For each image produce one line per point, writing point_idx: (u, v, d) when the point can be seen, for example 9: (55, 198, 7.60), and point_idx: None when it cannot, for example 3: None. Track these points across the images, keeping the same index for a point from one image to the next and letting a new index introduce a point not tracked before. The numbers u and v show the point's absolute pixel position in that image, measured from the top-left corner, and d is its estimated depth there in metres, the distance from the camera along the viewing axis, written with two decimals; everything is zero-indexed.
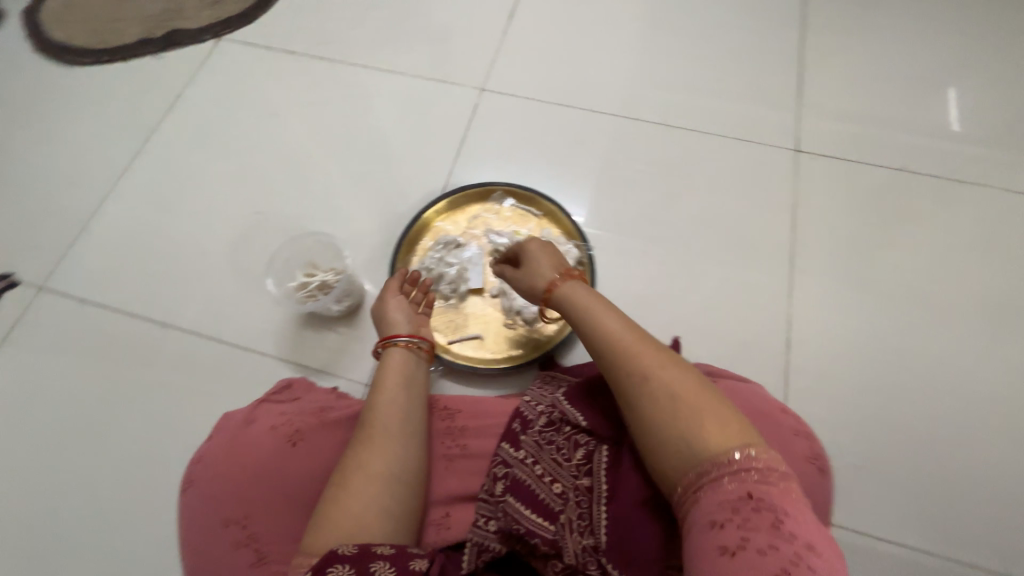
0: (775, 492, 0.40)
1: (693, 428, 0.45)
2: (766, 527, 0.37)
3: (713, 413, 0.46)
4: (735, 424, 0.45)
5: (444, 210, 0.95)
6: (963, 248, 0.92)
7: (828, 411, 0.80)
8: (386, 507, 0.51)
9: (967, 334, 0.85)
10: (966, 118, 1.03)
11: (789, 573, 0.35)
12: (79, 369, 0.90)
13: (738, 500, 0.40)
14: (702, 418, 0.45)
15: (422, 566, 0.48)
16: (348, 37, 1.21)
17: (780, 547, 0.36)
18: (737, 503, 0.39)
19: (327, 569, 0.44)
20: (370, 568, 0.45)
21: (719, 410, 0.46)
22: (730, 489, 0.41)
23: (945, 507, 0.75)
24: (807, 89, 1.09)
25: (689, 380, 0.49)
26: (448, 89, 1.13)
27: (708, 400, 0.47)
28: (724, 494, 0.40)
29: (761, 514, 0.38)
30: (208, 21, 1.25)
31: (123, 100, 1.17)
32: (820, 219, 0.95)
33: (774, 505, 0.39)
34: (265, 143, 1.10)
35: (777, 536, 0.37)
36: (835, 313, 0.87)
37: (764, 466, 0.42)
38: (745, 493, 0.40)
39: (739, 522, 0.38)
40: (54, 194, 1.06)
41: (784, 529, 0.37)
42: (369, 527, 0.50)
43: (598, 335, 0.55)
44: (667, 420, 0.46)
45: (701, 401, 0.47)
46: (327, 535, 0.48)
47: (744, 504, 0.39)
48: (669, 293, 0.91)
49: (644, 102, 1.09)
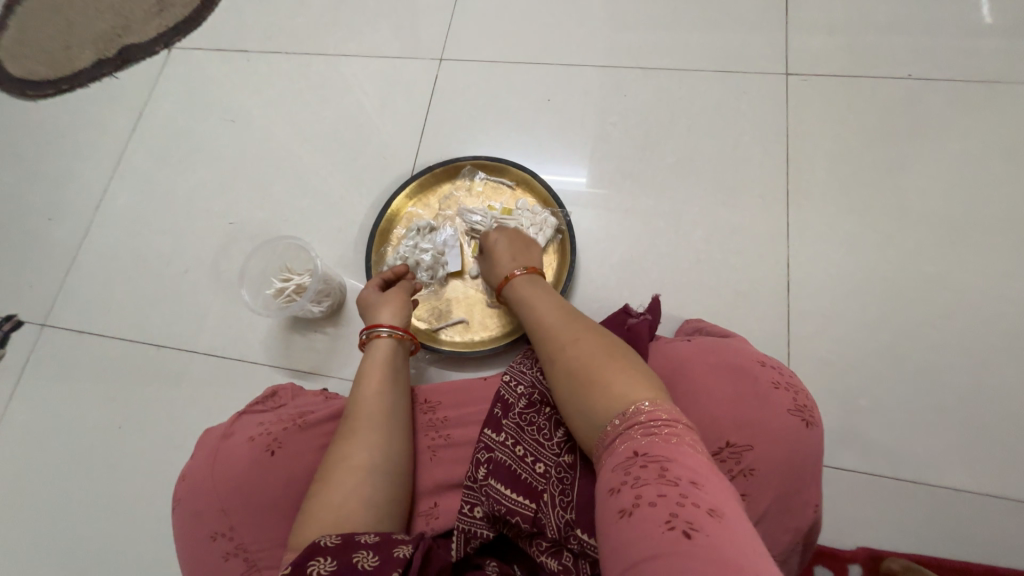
0: (660, 442, 0.39)
1: (590, 395, 0.46)
2: (653, 479, 0.37)
3: (611, 376, 0.47)
4: (630, 380, 0.46)
5: (414, 194, 0.91)
6: (981, 157, 0.83)
7: (840, 354, 0.75)
8: (366, 497, 0.52)
9: (992, 251, 0.77)
10: (978, 10, 0.92)
11: (673, 519, 0.34)
12: (76, 399, 0.91)
13: (627, 461, 0.39)
14: (599, 384, 0.46)
15: (405, 553, 0.46)
16: (298, 26, 1.16)
17: (666, 494, 0.36)
18: (626, 466, 0.39)
19: (309, 562, 0.43)
20: (353, 558, 0.44)
21: (618, 371, 0.47)
22: (622, 452, 0.41)
23: (983, 439, 0.69)
24: (794, 3, 0.98)
25: (591, 349, 0.50)
26: (405, 65, 1.07)
27: (607, 364, 0.48)
28: (618, 458, 0.40)
29: (647, 469, 0.38)
30: (156, 32, 1.22)
31: (89, 126, 1.16)
32: (818, 148, 0.87)
33: (659, 455, 0.39)
34: (230, 151, 1.08)
35: (664, 483, 0.37)
36: (841, 248, 0.80)
37: (652, 417, 0.41)
38: (634, 452, 0.40)
39: (631, 482, 0.38)
40: (37, 230, 1.08)
41: (668, 475, 0.37)
42: (351, 519, 0.50)
43: (538, 321, 0.59)
44: (575, 392, 0.48)
45: (600, 367, 0.47)
46: (311, 528, 0.49)
47: (632, 464, 0.39)
48: (657, 250, 0.85)
49: (614, 46, 1.00)
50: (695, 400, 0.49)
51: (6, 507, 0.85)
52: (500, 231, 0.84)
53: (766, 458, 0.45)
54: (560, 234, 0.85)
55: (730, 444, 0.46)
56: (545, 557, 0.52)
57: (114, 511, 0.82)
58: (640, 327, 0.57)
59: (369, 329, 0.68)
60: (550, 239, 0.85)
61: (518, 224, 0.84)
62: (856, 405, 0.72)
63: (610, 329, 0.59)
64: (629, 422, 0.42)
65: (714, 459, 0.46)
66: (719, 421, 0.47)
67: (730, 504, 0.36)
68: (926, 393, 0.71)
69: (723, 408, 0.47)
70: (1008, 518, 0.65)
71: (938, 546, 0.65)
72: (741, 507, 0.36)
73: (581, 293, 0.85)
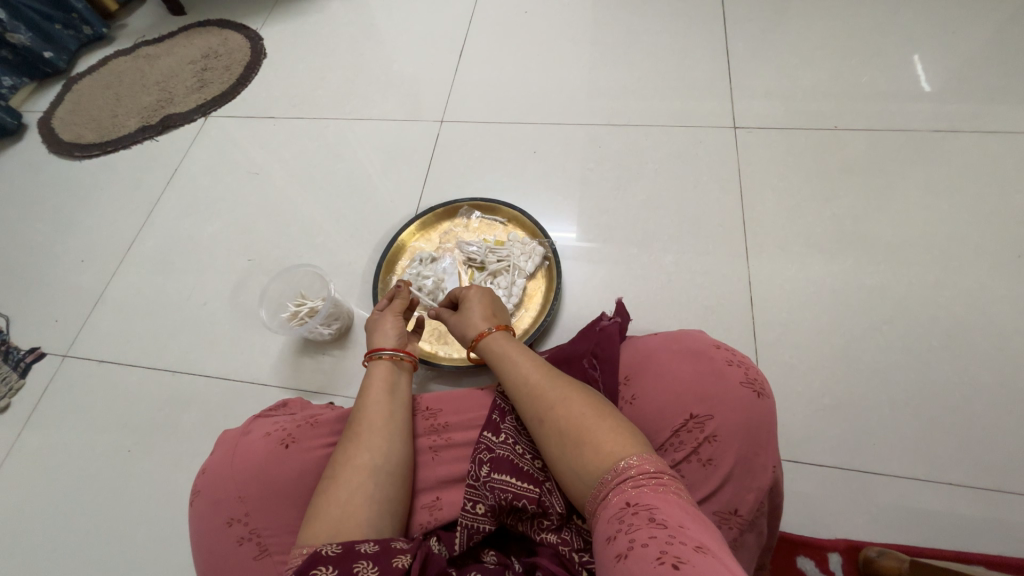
0: (649, 493, 0.41)
1: (581, 452, 0.48)
2: (643, 522, 0.39)
3: (600, 430, 0.48)
4: (616, 433, 0.47)
5: (418, 230, 1.02)
6: (901, 191, 0.98)
7: (795, 360, 0.85)
8: (372, 499, 0.54)
9: (916, 268, 0.90)
10: (885, 77, 1.12)
11: (664, 554, 0.35)
12: (97, 422, 0.96)
13: (621, 511, 0.41)
14: (587, 439, 0.48)
15: (405, 562, 0.49)
16: (320, 97, 1.36)
17: (657, 535, 0.37)
18: (621, 515, 0.41)
19: (312, 570, 0.46)
20: (354, 568, 0.47)
21: (606, 429, 0.48)
22: (615, 503, 0.42)
23: (924, 431, 0.78)
24: (736, 73, 1.18)
25: (574, 406, 0.51)
26: (411, 125, 1.25)
27: (594, 420, 0.49)
28: (612, 511, 0.42)
29: (638, 515, 0.39)
30: (196, 103, 1.41)
31: (127, 182, 1.30)
32: (765, 186, 1.02)
33: (649, 502, 0.40)
34: (253, 198, 1.21)
35: (653, 526, 0.38)
36: (790, 269, 0.93)
37: (640, 470, 0.43)
38: (626, 502, 0.41)
39: (625, 529, 0.39)
40: (71, 271, 1.18)
41: (657, 519, 0.38)
42: (356, 518, 0.53)
43: (510, 385, 0.57)
44: (563, 450, 0.49)
45: (590, 426, 0.49)
46: (320, 529, 0.51)
47: (627, 513, 0.40)
48: (633, 273, 0.97)
49: (590, 109, 1.18)
50: (663, 382, 0.56)
51: (20, 531, 0.88)
52: (494, 259, 0.95)
53: (728, 427, 0.51)
54: (548, 261, 0.95)
55: (694, 417, 0.52)
56: (546, 534, 0.56)
57: (129, 530, 0.85)
58: (611, 325, 0.64)
59: (374, 350, 0.70)
60: (538, 266, 0.95)
61: (510, 253, 0.95)
62: (821, 405, 0.81)
63: (585, 335, 0.65)
64: (620, 477, 0.44)
65: (682, 431, 0.53)
66: (683, 399, 0.54)
67: (724, 556, 0.35)
68: (871, 392, 0.81)
69: (689, 388, 0.54)
70: (966, 505, 0.73)
71: (908, 533, 0.71)
72: (735, 557, 0.36)
73: (567, 312, 0.95)
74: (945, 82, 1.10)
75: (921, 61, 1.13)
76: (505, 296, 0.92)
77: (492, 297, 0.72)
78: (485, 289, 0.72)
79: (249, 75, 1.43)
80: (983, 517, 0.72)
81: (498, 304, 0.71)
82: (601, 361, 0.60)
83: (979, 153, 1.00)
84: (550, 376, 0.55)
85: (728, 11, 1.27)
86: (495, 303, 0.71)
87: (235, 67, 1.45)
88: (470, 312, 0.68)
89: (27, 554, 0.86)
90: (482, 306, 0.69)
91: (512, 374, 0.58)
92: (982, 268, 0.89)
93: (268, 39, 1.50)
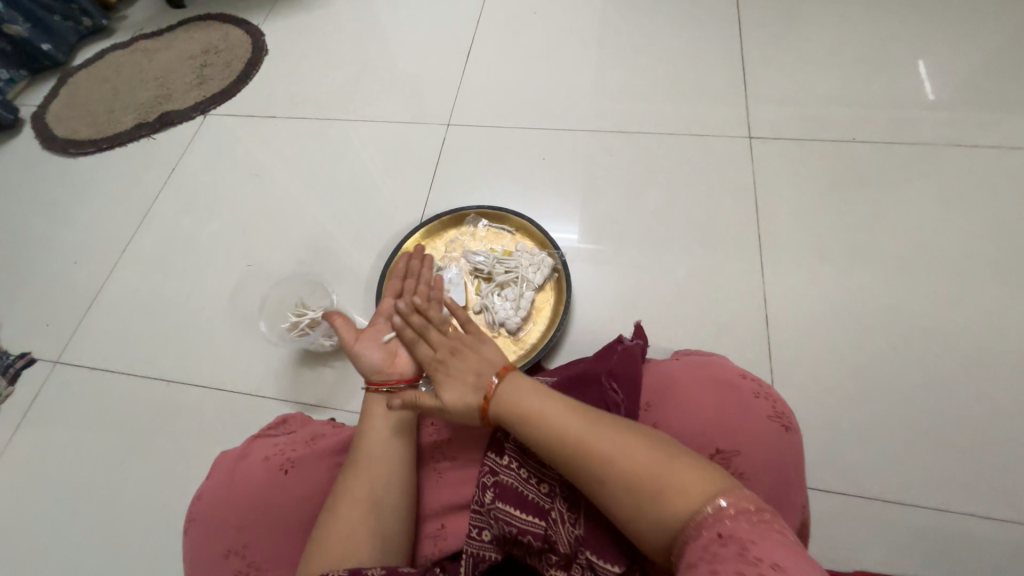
0: (748, 526, 0.39)
1: (657, 498, 0.44)
2: (731, 555, 0.37)
3: (674, 473, 0.45)
4: (692, 471, 0.45)
5: (423, 238, 0.99)
6: (920, 206, 0.96)
7: (812, 381, 0.82)
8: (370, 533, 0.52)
9: (936, 287, 0.88)
10: (904, 87, 1.09)
11: None
12: (88, 432, 0.93)
13: (710, 541, 0.39)
14: (662, 482, 0.44)
15: None
16: (322, 96, 1.32)
17: (746, 571, 0.35)
18: (708, 545, 0.39)
19: None
20: None
21: (680, 468, 0.45)
22: (705, 535, 0.40)
23: (944, 458, 0.75)
24: (751, 80, 1.15)
25: (633, 453, 0.47)
26: (415, 128, 1.21)
27: (665, 463, 0.46)
28: (699, 542, 0.40)
29: (728, 547, 0.37)
30: (195, 100, 1.37)
31: (122, 181, 1.26)
32: (780, 199, 0.99)
33: (744, 536, 0.38)
34: (252, 199, 1.18)
35: (744, 561, 0.36)
36: (806, 286, 0.90)
37: (738, 507, 0.41)
38: (718, 534, 0.39)
39: (708, 558, 0.38)
40: (63, 272, 1.14)
41: (750, 555, 0.36)
42: (355, 554, 0.50)
43: (549, 435, 0.51)
44: (635, 498, 0.45)
45: (660, 470, 0.45)
46: (319, 563, 0.50)
47: (715, 545, 0.38)
48: (643, 286, 0.94)
49: (600, 114, 1.15)
50: (688, 412, 0.53)
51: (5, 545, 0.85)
52: (501, 270, 0.92)
53: (754, 464, 0.49)
54: (557, 273, 0.92)
55: (721, 452, 0.50)
56: (553, 571, 0.52)
57: (118, 547, 0.82)
58: (633, 347, 0.62)
59: (372, 382, 0.63)
60: (547, 278, 0.92)
61: (518, 264, 0.92)
62: (838, 428, 0.78)
63: (603, 356, 0.62)
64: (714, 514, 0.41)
65: None
66: (709, 432, 0.51)
67: None
68: (889, 416, 0.79)
69: (714, 421, 0.52)
70: (987, 535, 0.71)
71: (928, 565, 0.69)
72: None
73: (576, 327, 0.92)
74: (967, 93, 1.07)
75: (943, 71, 1.10)
76: (513, 309, 0.89)
77: (481, 343, 0.61)
78: (471, 336, 0.61)
79: (250, 72, 1.40)
80: (1005, 549, 0.70)
81: (490, 349, 0.60)
82: (622, 383, 0.56)
83: (1000, 168, 0.97)
84: (605, 420, 0.50)
85: (744, 15, 1.24)
86: (486, 349, 0.60)
87: (235, 63, 1.41)
88: (464, 371, 0.58)
89: (11, 571, 0.83)
90: (475, 362, 0.59)
91: (548, 425, 0.51)
92: (1002, 288, 0.86)
93: (269, 35, 1.46)
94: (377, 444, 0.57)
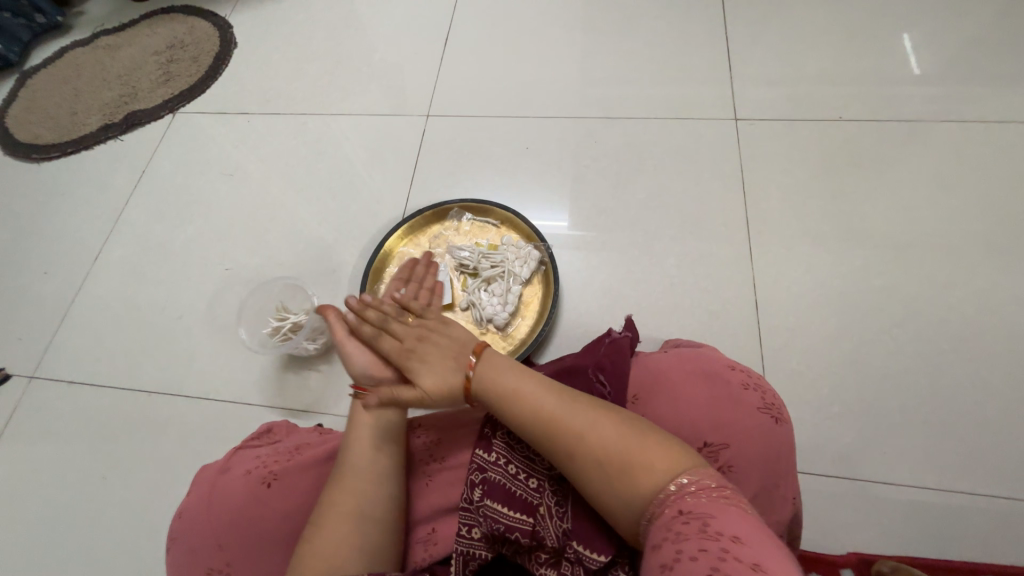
0: (707, 502, 0.38)
1: (620, 478, 0.43)
2: (692, 532, 0.36)
3: (639, 452, 0.44)
4: (657, 448, 0.44)
5: (406, 234, 0.96)
6: (908, 186, 0.95)
7: (802, 367, 0.82)
8: (356, 544, 0.50)
9: (926, 268, 0.87)
10: (891, 61, 1.07)
11: (718, 571, 0.32)
12: (71, 448, 0.90)
13: (672, 519, 0.38)
14: (627, 460, 0.43)
15: None
16: (297, 89, 1.27)
17: (708, 547, 0.34)
18: (669, 523, 0.38)
19: None
20: None
21: (642, 442, 0.44)
22: (667, 514, 0.39)
23: (936, 438, 0.76)
24: (736, 60, 1.12)
25: (597, 428, 0.46)
26: (395, 120, 1.17)
27: (632, 441, 0.44)
28: (661, 519, 0.39)
29: (689, 524, 0.37)
30: (163, 98, 1.31)
31: (90, 186, 1.21)
32: (768, 182, 0.98)
33: (704, 511, 0.37)
34: (228, 201, 1.13)
35: (704, 537, 0.35)
36: (797, 271, 0.89)
37: (700, 486, 0.40)
38: (678, 511, 0.38)
39: (672, 537, 0.37)
40: (36, 284, 1.10)
41: (711, 529, 0.35)
42: (342, 568, 0.48)
43: (515, 410, 0.50)
44: (599, 477, 0.44)
45: (626, 448, 0.44)
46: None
47: (676, 522, 0.38)
48: (632, 276, 0.93)
49: (585, 100, 1.12)
50: (679, 408, 0.52)
51: None
52: (487, 265, 0.90)
53: (743, 456, 0.49)
54: (544, 265, 0.90)
55: (709, 446, 0.49)
56: (544, 570, 0.48)
57: (109, 563, 0.81)
58: (621, 339, 0.60)
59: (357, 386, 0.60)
60: (534, 271, 0.90)
61: (504, 258, 0.90)
62: (831, 414, 0.79)
63: (591, 349, 0.61)
64: (675, 497, 0.40)
65: None
66: (698, 426, 0.50)
67: None
68: (880, 400, 0.79)
69: (703, 415, 0.51)
70: (978, 515, 0.71)
71: (920, 545, 0.70)
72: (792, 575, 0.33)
73: (566, 321, 0.90)
74: (954, 66, 1.05)
75: (929, 45, 1.08)
76: (500, 304, 0.87)
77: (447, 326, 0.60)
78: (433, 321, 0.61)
79: (220, 67, 1.34)
80: (994, 527, 0.71)
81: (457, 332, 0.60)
82: (609, 376, 0.55)
83: (987, 143, 0.97)
84: (570, 396, 0.50)
85: None
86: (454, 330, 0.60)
87: (204, 57, 1.36)
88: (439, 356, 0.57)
89: None
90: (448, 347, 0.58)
91: (516, 402, 0.50)
92: (991, 267, 0.86)
93: (238, 27, 1.41)
94: (363, 458, 0.55)
